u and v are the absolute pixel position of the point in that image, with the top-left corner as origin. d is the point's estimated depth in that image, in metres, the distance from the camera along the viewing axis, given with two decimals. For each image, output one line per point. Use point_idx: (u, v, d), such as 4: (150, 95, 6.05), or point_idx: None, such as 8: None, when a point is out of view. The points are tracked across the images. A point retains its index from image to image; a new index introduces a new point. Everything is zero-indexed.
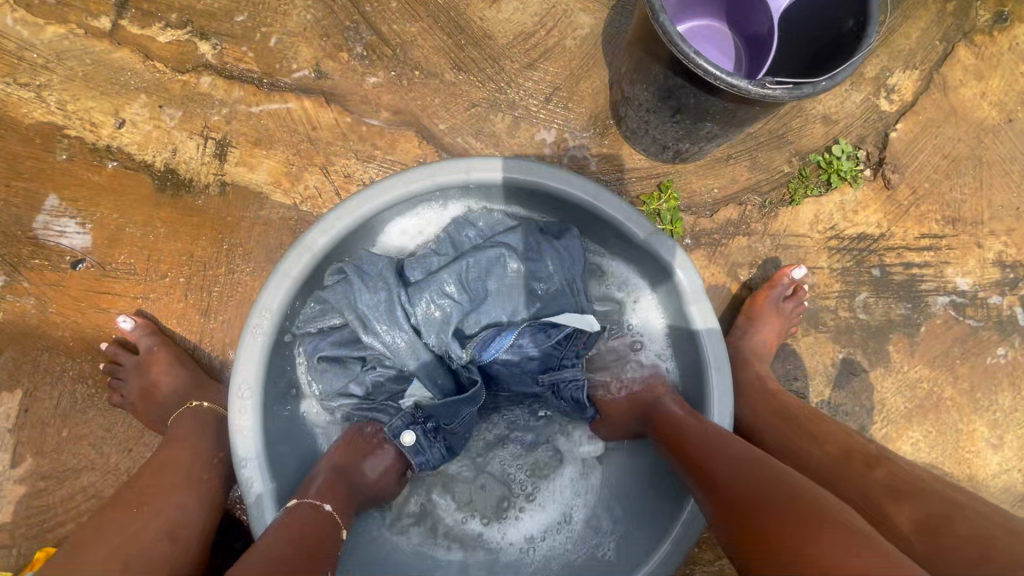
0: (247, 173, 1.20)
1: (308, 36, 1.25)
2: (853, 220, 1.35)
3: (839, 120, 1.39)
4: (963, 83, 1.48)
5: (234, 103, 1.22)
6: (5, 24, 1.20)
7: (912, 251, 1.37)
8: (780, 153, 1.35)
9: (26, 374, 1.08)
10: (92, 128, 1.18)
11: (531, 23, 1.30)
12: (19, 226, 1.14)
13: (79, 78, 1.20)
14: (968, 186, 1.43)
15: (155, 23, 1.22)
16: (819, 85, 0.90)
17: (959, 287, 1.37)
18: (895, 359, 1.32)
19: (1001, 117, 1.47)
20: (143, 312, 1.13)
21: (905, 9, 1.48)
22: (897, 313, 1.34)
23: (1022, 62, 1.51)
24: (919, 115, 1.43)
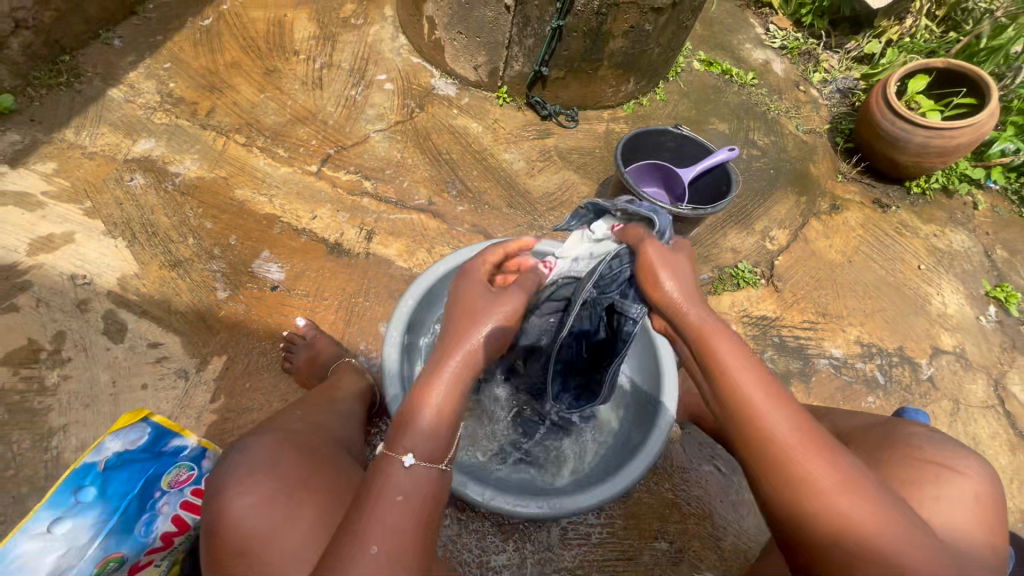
0: (383, 248, 1.99)
1: (426, 183, 2.21)
2: (757, 307, 2.11)
3: (741, 251, 2.26)
4: (817, 238, 2.40)
5: (380, 212, 2.08)
6: (259, 164, 2.13)
7: (799, 329, 2.09)
8: (705, 266, 2.18)
9: (231, 347, 1.70)
10: (297, 219, 2.01)
11: (553, 188, 2.32)
12: (244, 264, 1.87)
13: (295, 193, 2.07)
14: (830, 294, 2.22)
15: (343, 171, 2.17)
16: (707, 210, 1.75)
17: (834, 355, 2.06)
18: (796, 396, 1.94)
19: (845, 258, 2.35)
20: (311, 317, 1.78)
21: (773, 198, 2.50)
22: (793, 366, 2.00)
23: (851, 231, 2.47)
24: (792, 252, 2.31)
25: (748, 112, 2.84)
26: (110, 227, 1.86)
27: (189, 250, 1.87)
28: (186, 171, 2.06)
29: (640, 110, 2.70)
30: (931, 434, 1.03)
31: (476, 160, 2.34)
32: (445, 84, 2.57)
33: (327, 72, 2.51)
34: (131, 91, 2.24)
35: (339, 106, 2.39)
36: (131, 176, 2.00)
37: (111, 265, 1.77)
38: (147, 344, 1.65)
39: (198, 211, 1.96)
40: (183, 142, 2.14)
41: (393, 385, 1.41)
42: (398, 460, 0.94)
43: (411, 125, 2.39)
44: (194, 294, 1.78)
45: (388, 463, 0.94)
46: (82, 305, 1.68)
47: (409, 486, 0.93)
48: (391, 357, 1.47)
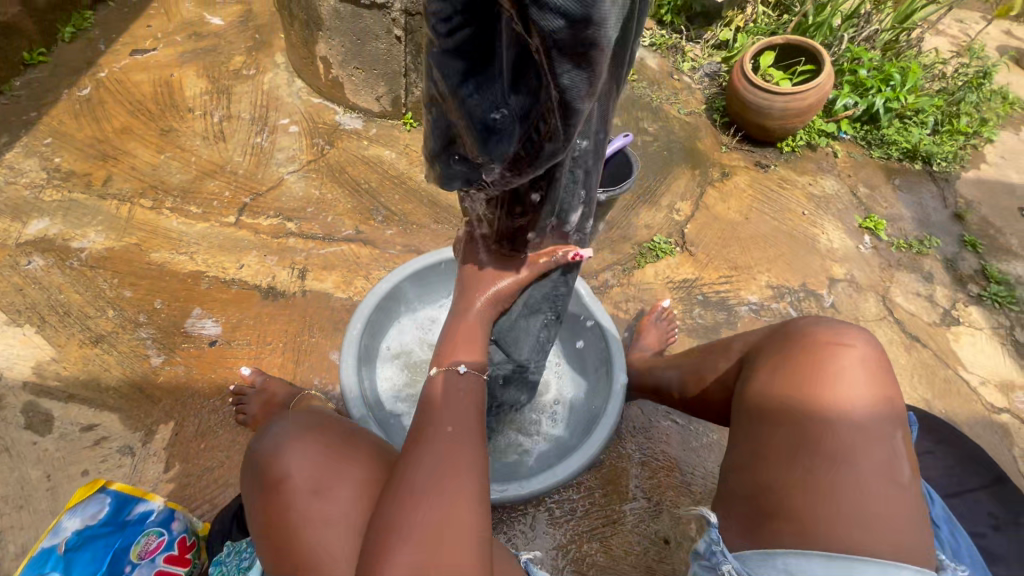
0: (320, 283, 1.99)
1: (350, 214, 2.23)
2: (678, 272, 2.32)
3: (655, 226, 2.48)
4: (716, 203, 2.67)
5: (310, 250, 2.08)
6: (171, 224, 2.06)
7: (718, 284, 2.32)
8: (626, 244, 2.37)
9: (177, 411, 1.62)
10: (223, 270, 1.96)
11: None
12: (175, 326, 1.79)
13: (216, 246, 2.02)
14: (737, 250, 2.48)
15: (262, 216, 2.14)
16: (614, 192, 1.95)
17: (751, 301, 2.30)
18: None
19: (743, 217, 2.64)
20: (257, 364, 1.74)
21: (673, 175, 2.76)
22: (720, 318, 2.21)
23: (743, 192, 2.77)
24: (698, 219, 2.56)
25: (636, 104, 3.13)
26: (14, 316, 1.72)
27: (110, 323, 1.76)
28: (91, 244, 1.95)
29: None
30: (821, 320, 1.18)
31: (396, 185, 2.39)
32: (351, 119, 2.62)
33: (227, 124, 2.48)
34: (11, 173, 2.10)
35: (246, 155, 2.36)
36: (29, 260, 1.87)
37: (23, 355, 1.64)
38: (81, 428, 1.54)
39: (113, 281, 1.86)
40: (81, 215, 2.02)
41: (357, 407, 1.43)
42: (453, 369, 1.14)
43: (324, 163, 2.41)
44: (124, 366, 1.68)
45: (449, 381, 1.14)
46: None
47: (470, 389, 1.14)
48: (350, 380, 1.48)
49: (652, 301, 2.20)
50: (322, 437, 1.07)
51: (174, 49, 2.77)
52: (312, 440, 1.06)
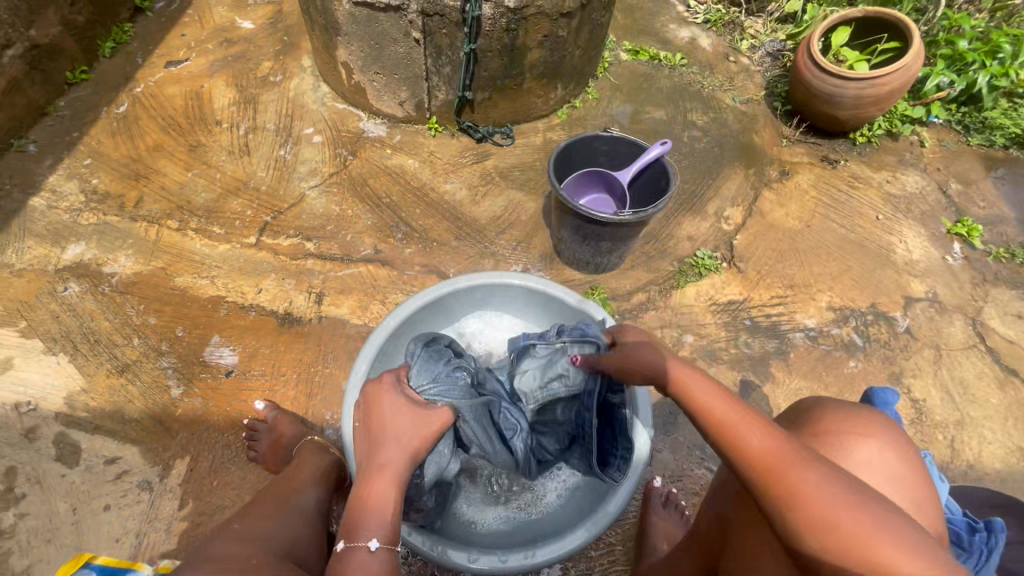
0: (335, 309, 1.94)
1: (369, 232, 2.16)
2: (723, 292, 2.08)
3: (699, 237, 2.24)
4: (772, 209, 2.37)
5: (327, 272, 2.03)
6: (196, 246, 2.07)
7: (768, 306, 2.06)
8: (664, 260, 2.15)
9: (193, 446, 1.64)
10: (243, 295, 1.95)
11: (499, 211, 2.28)
12: (195, 354, 1.81)
13: (237, 270, 2.01)
14: (794, 264, 2.19)
15: (282, 236, 2.11)
16: (649, 210, 1.73)
17: (808, 325, 2.03)
18: (778, 376, 1.90)
19: (803, 224, 2.33)
20: (270, 398, 1.72)
21: (723, 176, 2.48)
22: (769, 346, 1.97)
23: (805, 194, 2.44)
24: (749, 229, 2.28)
25: (684, 93, 2.82)
26: (50, 344, 1.80)
27: (135, 351, 1.80)
28: (121, 269, 1.99)
29: (574, 113, 2.68)
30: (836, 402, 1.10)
31: (418, 199, 2.29)
32: (375, 125, 2.52)
33: (253, 136, 2.46)
34: (54, 196, 2.18)
35: (270, 169, 2.33)
36: (65, 286, 1.93)
37: (56, 385, 1.71)
38: (105, 461, 1.60)
39: (139, 307, 1.90)
40: (113, 238, 2.07)
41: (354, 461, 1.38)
42: (362, 547, 1.03)
43: (345, 175, 2.34)
44: (146, 397, 1.72)
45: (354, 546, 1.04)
46: (30, 434, 1.62)
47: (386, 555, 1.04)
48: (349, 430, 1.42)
49: (691, 326, 1.99)
50: (235, 543, 1.12)
51: (206, 58, 2.76)
52: (229, 546, 1.10)
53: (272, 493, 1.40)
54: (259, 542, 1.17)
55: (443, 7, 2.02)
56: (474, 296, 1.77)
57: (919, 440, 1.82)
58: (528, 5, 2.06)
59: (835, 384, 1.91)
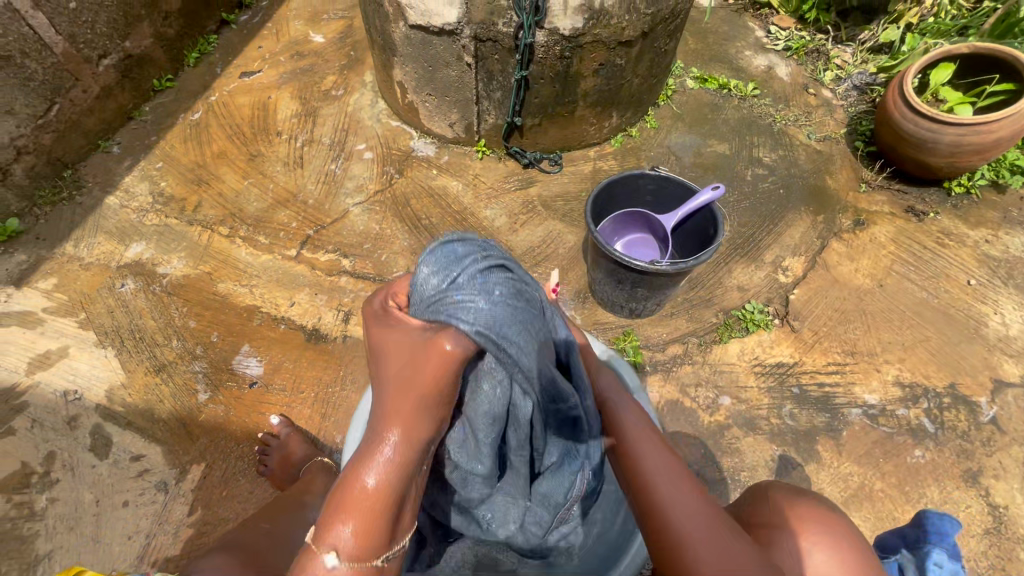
0: (360, 329, 1.95)
1: (404, 254, 2.16)
2: (771, 352, 1.89)
3: (750, 288, 2.05)
4: (839, 262, 2.13)
5: (358, 291, 2.04)
6: (241, 254, 2.16)
7: (822, 374, 1.84)
8: (707, 310, 1.98)
9: (210, 453, 1.69)
10: (276, 307, 2.00)
11: (536, 242, 2.21)
12: (225, 362, 1.88)
13: (275, 281, 2.07)
14: (859, 329, 1.95)
15: (321, 251, 2.16)
16: (689, 262, 1.60)
17: (868, 401, 1.79)
18: (825, 456, 1.69)
19: (875, 283, 2.07)
20: (286, 414, 1.75)
21: (786, 221, 2.27)
22: (818, 421, 1.75)
23: (881, 248, 2.18)
24: (810, 283, 2.07)
25: (752, 126, 2.62)
26: (101, 337, 1.93)
27: (173, 353, 1.90)
28: (173, 270, 2.11)
29: (629, 142, 2.55)
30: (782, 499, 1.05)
31: (456, 223, 2.27)
32: (424, 144, 2.53)
33: (309, 149, 2.54)
34: (126, 196, 2.35)
35: (319, 183, 2.40)
36: (123, 282, 2.07)
37: (101, 377, 1.84)
38: (130, 457, 1.68)
39: (183, 310, 2.01)
40: (171, 241, 2.21)
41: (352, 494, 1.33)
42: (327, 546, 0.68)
43: (389, 194, 2.36)
44: (176, 399, 1.80)
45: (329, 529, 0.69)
46: (72, 422, 1.74)
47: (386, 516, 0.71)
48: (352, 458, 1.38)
49: (729, 388, 1.81)
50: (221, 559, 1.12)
51: (277, 70, 2.90)
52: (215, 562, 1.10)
53: (273, 506, 1.41)
54: (247, 556, 1.17)
55: (496, 33, 1.99)
56: None
57: (996, 557, 1.54)
58: (585, 32, 1.98)
59: (894, 474, 1.66)
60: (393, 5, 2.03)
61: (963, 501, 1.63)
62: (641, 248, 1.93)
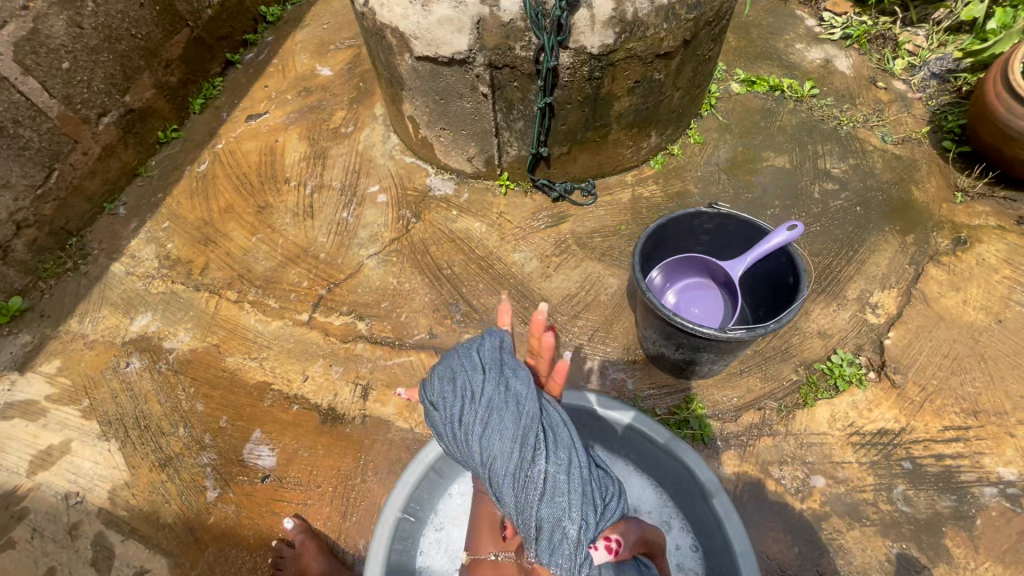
0: (380, 406, 1.72)
1: (425, 311, 1.93)
2: (869, 416, 1.56)
3: (834, 333, 1.72)
4: (943, 293, 1.78)
5: (376, 358, 1.82)
6: (250, 321, 1.98)
7: (939, 443, 1.50)
8: (786, 364, 1.66)
9: (219, 565, 1.50)
10: (288, 383, 1.80)
11: (574, 288, 1.93)
12: (235, 451, 1.69)
13: (286, 352, 1.88)
14: (980, 380, 1.59)
15: (335, 313, 1.95)
16: (768, 326, 1.31)
17: (1004, 477, 1.44)
18: (957, 554, 1.35)
19: (991, 318, 1.71)
20: (301, 515, 1.54)
21: (870, 245, 1.92)
22: (942, 505, 1.41)
23: (993, 272, 1.81)
24: (908, 323, 1.72)
25: (813, 132, 2.28)
26: (105, 428, 1.77)
27: (179, 442, 1.72)
28: (179, 344, 1.95)
29: (671, 161, 2.25)
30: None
31: (482, 270, 2.02)
32: (443, 182, 2.30)
33: (319, 195, 2.35)
34: (131, 262, 2.21)
35: (331, 234, 2.20)
36: (128, 361, 1.92)
37: (104, 476, 1.67)
38: (135, 572, 1.50)
39: (189, 391, 1.83)
40: (178, 309, 2.05)
41: None
42: None
43: (407, 241, 2.13)
44: (182, 499, 1.61)
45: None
46: (73, 531, 1.57)
47: None
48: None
49: (822, 467, 1.49)
50: None
51: (284, 109, 2.71)
52: None
53: None
54: None
55: (514, 57, 1.73)
56: None
57: None
58: (617, 48, 1.71)
59: None
60: (397, 36, 1.81)
61: None
62: (701, 293, 1.63)
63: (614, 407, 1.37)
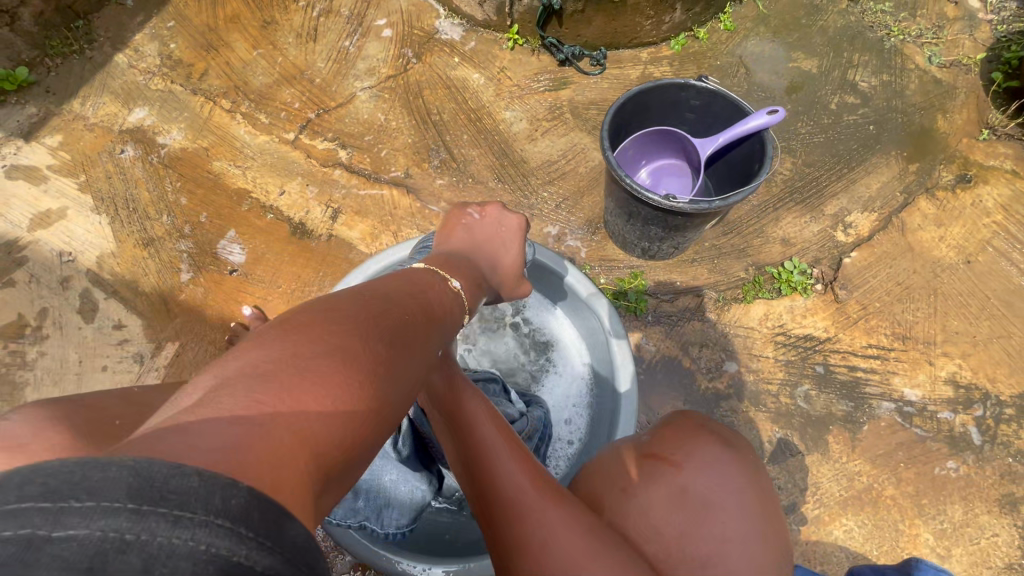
0: (347, 231, 1.82)
1: (405, 152, 1.95)
2: (801, 322, 1.60)
3: (797, 243, 1.71)
4: (923, 226, 1.73)
5: (350, 187, 1.88)
6: (239, 132, 2.02)
7: (858, 357, 1.56)
8: (737, 262, 1.68)
9: (185, 333, 1.69)
10: (265, 195, 1.89)
11: (556, 155, 1.92)
12: (210, 245, 1.82)
13: (268, 166, 1.94)
14: (922, 311, 1.61)
15: (320, 138, 1.98)
16: (713, 203, 1.32)
17: (906, 397, 1.51)
18: (833, 449, 1.46)
19: (961, 258, 1.68)
20: (259, 307, 1.70)
21: (868, 167, 1.84)
22: (837, 409, 1.50)
23: (984, 215, 1.74)
24: (874, 247, 1.70)
25: (856, 39, 2.07)
26: (98, 203, 1.91)
27: (162, 228, 1.86)
28: (171, 142, 2.02)
29: (694, 45, 2.10)
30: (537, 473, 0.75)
31: (470, 122, 2.00)
32: (450, 26, 2.19)
33: (325, 20, 2.27)
34: (135, 55, 2.22)
35: (330, 61, 2.16)
36: (123, 149, 2.01)
37: (93, 243, 1.83)
38: (113, 325, 1.71)
39: (176, 185, 1.93)
40: (174, 110, 2.09)
41: None
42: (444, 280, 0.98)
43: (402, 81, 2.09)
44: (160, 275, 1.78)
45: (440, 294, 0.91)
46: (64, 283, 1.77)
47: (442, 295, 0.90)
48: None
49: (739, 356, 1.57)
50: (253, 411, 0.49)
51: None
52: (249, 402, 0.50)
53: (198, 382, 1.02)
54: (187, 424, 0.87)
55: None
56: None
57: None
58: None
59: (912, 483, 1.43)
60: None
61: (990, 528, 1.39)
62: (672, 175, 1.61)
63: (551, 257, 1.45)
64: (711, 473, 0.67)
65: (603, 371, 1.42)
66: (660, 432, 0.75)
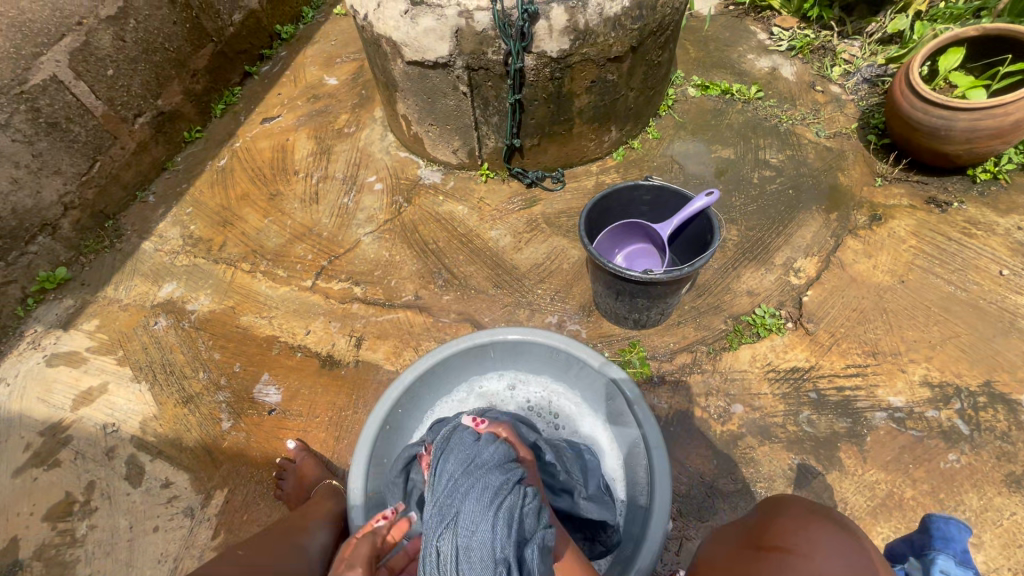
0: (372, 354, 2.02)
1: (413, 278, 2.23)
2: (784, 357, 1.83)
3: (760, 293, 2.00)
4: (856, 260, 2.06)
5: (369, 316, 2.12)
6: (261, 287, 2.29)
7: (842, 377, 1.77)
8: (716, 317, 1.95)
9: (232, 478, 1.78)
10: (293, 337, 2.10)
11: (541, 258, 2.23)
12: (247, 390, 1.97)
13: (292, 312, 2.18)
14: (880, 328, 1.87)
15: (335, 280, 2.26)
16: (683, 270, 1.60)
17: (893, 404, 1.71)
18: (848, 464, 1.61)
19: (896, 279, 1.99)
20: (301, 439, 1.82)
21: (798, 221, 2.21)
22: (839, 426, 1.68)
23: (902, 243, 2.09)
24: (824, 284, 2.00)
25: (757, 129, 2.59)
26: (137, 373, 2.07)
27: (199, 384, 2.01)
28: (200, 306, 2.26)
29: (632, 154, 2.57)
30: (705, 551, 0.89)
31: (463, 245, 2.33)
32: (431, 172, 2.63)
33: (324, 184, 2.67)
34: (159, 241, 2.54)
35: (333, 217, 2.52)
36: (156, 320, 2.22)
37: (136, 410, 1.97)
38: (161, 484, 1.78)
39: (209, 343, 2.13)
40: (201, 279, 2.36)
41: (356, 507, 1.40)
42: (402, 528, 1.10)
43: (399, 222, 2.45)
44: (202, 427, 1.90)
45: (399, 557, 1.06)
46: (110, 453, 1.86)
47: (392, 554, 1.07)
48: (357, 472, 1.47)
49: (741, 397, 1.76)
50: None
51: (295, 113, 3.06)
52: None
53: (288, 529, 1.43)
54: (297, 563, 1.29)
55: (487, 61, 2.08)
56: (507, 351, 1.74)
57: None
58: (573, 53, 2.05)
59: (926, 481, 1.57)
60: (390, 44, 2.15)
61: (1007, 508, 1.51)
62: (642, 256, 1.93)
63: (565, 341, 1.66)
64: (844, 560, 0.70)
65: (632, 441, 1.56)
66: (776, 522, 0.80)
